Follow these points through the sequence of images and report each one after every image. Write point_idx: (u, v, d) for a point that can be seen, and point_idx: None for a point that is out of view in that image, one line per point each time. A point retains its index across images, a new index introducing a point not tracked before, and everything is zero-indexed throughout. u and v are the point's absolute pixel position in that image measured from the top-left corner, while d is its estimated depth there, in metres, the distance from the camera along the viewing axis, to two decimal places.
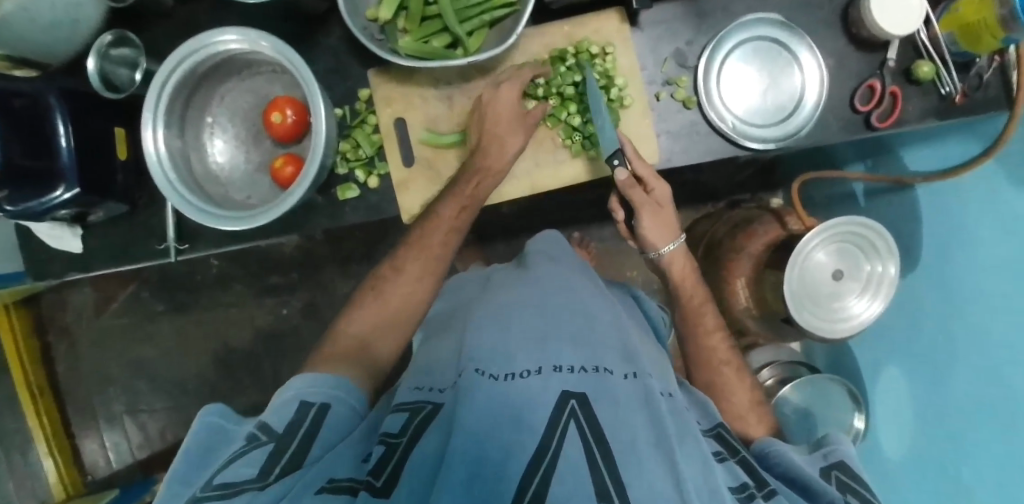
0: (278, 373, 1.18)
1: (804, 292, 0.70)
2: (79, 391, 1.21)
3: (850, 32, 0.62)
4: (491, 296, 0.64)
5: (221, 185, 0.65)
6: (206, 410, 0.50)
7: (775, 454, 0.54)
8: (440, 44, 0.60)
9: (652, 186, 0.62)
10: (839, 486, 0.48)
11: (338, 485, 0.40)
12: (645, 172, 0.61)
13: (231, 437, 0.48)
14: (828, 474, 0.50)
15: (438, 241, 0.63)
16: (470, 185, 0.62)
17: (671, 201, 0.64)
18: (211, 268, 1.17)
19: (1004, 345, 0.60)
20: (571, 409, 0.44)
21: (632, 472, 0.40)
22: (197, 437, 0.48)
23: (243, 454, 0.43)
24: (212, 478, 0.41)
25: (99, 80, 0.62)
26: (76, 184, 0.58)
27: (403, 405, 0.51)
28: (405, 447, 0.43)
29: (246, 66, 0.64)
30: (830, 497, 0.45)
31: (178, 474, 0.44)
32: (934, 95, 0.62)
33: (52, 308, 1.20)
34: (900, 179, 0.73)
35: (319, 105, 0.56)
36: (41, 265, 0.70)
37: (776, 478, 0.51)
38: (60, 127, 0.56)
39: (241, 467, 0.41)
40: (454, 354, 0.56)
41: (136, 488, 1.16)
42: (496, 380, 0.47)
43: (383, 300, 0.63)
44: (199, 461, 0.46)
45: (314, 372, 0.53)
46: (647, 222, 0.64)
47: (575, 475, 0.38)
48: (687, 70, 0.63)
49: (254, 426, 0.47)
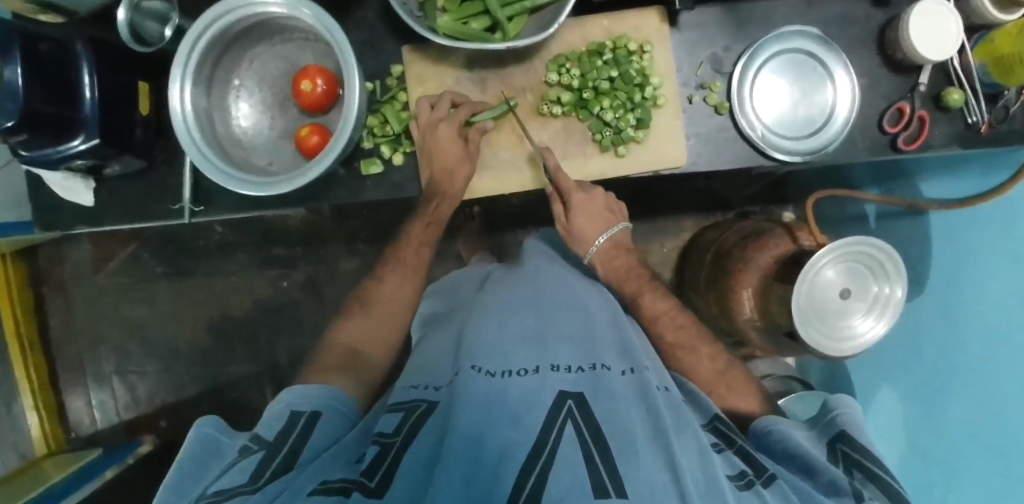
0: (272, 344, 1.17)
1: (812, 309, 0.67)
2: (70, 346, 1.20)
3: (885, 53, 0.63)
4: (490, 295, 0.64)
5: (243, 149, 0.64)
6: (201, 421, 0.52)
7: (776, 432, 0.53)
8: (479, 27, 0.59)
9: (573, 200, 0.64)
10: (845, 464, 0.50)
11: (329, 487, 0.41)
12: (564, 187, 0.63)
13: (224, 447, 0.50)
14: (833, 449, 0.52)
15: (411, 253, 0.72)
16: (432, 209, 0.65)
17: (595, 211, 0.66)
18: (214, 235, 1.16)
19: (1005, 365, 0.61)
20: (568, 408, 0.43)
21: (629, 465, 0.39)
22: (192, 447, 0.49)
23: (237, 463, 0.45)
24: (207, 489, 0.43)
25: (128, 31, 0.60)
26: (96, 135, 0.56)
27: (399, 404, 0.51)
28: (399, 446, 0.44)
29: (278, 31, 0.63)
30: (834, 474, 0.46)
31: (172, 483, 0.46)
32: (960, 123, 0.62)
33: (50, 262, 1.18)
34: (914, 204, 0.73)
35: (353, 79, 0.55)
36: (49, 214, 0.69)
37: (780, 457, 0.51)
38: (85, 76, 0.55)
39: (232, 476, 0.43)
40: (452, 352, 0.57)
41: (121, 448, 1.15)
42: (492, 378, 0.47)
43: (362, 319, 0.68)
44: (194, 468, 0.47)
45: (308, 385, 0.57)
46: (571, 230, 0.67)
47: (574, 469, 0.37)
48: (721, 76, 0.64)
49: (247, 438, 0.49)
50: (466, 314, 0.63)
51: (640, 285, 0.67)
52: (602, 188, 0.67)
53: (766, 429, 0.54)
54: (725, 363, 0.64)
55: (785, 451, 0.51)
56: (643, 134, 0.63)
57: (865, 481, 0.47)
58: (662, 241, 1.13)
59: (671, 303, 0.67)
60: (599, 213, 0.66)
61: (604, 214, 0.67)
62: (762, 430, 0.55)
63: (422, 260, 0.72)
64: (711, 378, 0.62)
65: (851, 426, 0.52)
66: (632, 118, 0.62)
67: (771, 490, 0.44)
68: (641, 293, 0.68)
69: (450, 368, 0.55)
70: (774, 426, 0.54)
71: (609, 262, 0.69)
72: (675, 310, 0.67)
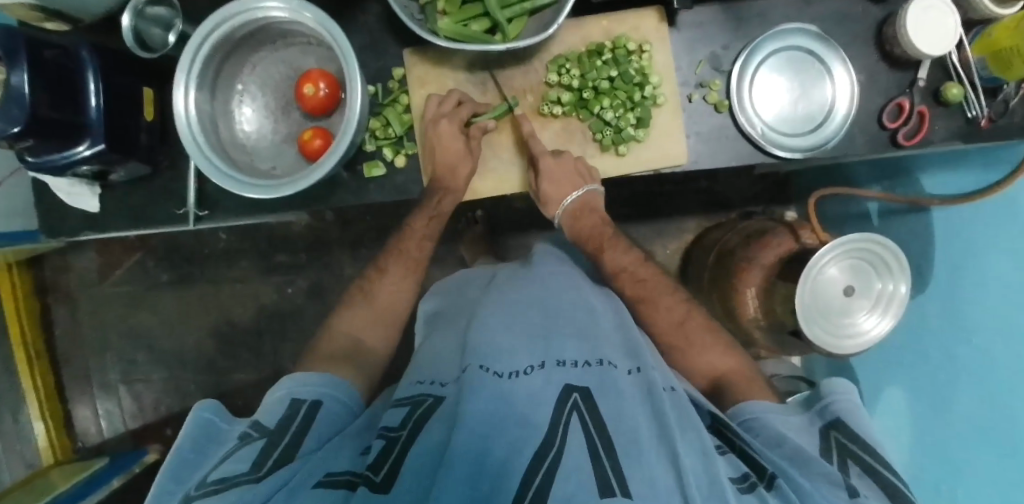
0: (276, 351, 1.18)
1: (815, 306, 0.67)
2: (76, 355, 1.20)
3: (884, 49, 0.63)
4: (494, 294, 0.64)
5: (247, 153, 0.65)
6: (201, 406, 0.52)
7: (758, 420, 0.53)
8: (479, 29, 0.60)
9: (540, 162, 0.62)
10: (839, 451, 0.50)
11: (334, 480, 0.41)
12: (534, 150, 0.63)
13: (222, 434, 0.50)
14: (827, 434, 0.52)
15: (418, 251, 0.71)
16: (433, 203, 0.65)
17: (567, 169, 0.63)
18: (218, 242, 1.17)
19: (1003, 351, 0.60)
20: (574, 401, 0.44)
21: (633, 464, 0.39)
22: (190, 432, 0.50)
23: (238, 450, 0.45)
24: (207, 476, 0.43)
25: (133, 38, 0.61)
26: (101, 141, 0.57)
27: (404, 399, 0.51)
28: (405, 440, 0.44)
29: (281, 36, 0.64)
30: (825, 468, 0.46)
31: (171, 466, 0.45)
32: (960, 118, 0.62)
33: (55, 271, 1.19)
34: (917, 201, 0.72)
35: (354, 82, 0.56)
36: (56, 221, 0.69)
37: (766, 445, 0.51)
38: (91, 84, 0.56)
39: (232, 463, 0.43)
40: (458, 350, 0.57)
41: (127, 456, 1.15)
42: (498, 375, 0.47)
43: (367, 322, 0.69)
44: (194, 454, 0.47)
45: (308, 373, 0.57)
46: (541, 196, 0.65)
47: (578, 470, 0.37)
48: (720, 74, 0.64)
49: (247, 425, 0.50)
50: (472, 314, 0.63)
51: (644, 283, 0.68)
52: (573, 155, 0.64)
53: (751, 417, 0.54)
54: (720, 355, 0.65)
55: (772, 438, 0.51)
56: (644, 133, 0.63)
57: (862, 476, 0.47)
58: (665, 243, 1.13)
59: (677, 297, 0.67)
60: (569, 177, 0.63)
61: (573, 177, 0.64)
62: (746, 417, 0.54)
63: (425, 253, 0.72)
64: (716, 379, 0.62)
65: (848, 415, 0.52)
66: (632, 118, 0.63)
67: (775, 493, 0.43)
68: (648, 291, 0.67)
69: (457, 365, 0.55)
70: (758, 415, 0.54)
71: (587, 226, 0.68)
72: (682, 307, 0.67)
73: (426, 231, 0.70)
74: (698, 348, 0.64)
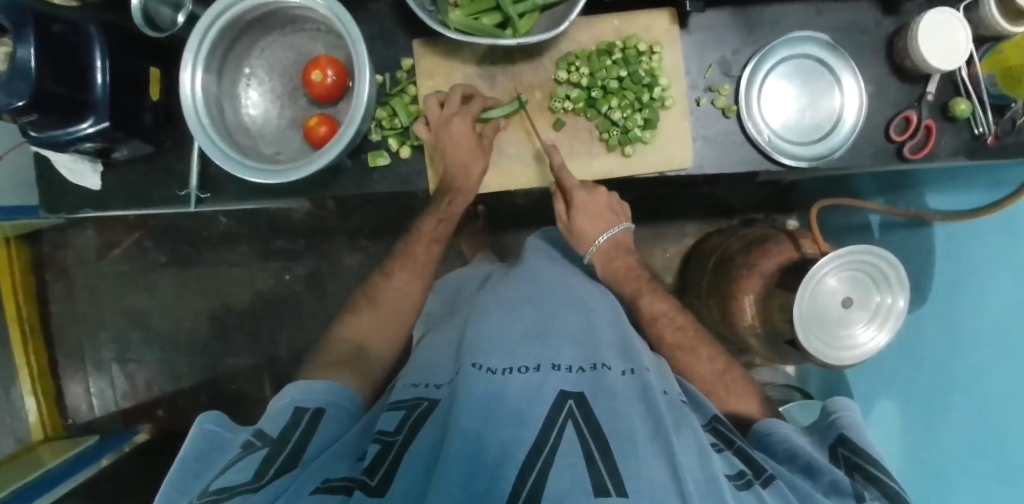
0: (272, 337, 1.17)
1: (814, 316, 0.66)
2: (71, 332, 1.20)
3: (894, 61, 0.63)
4: (490, 294, 0.64)
5: (251, 137, 0.65)
6: (202, 418, 0.51)
7: (776, 434, 0.53)
8: (491, 22, 0.60)
9: (575, 195, 0.65)
10: (846, 467, 0.50)
11: (332, 486, 0.41)
12: (566, 185, 0.64)
13: (228, 445, 0.50)
14: (834, 454, 0.51)
15: (421, 250, 0.72)
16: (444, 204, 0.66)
17: (595, 191, 0.66)
18: (218, 225, 1.16)
19: (1004, 359, 0.60)
20: (569, 408, 0.43)
21: (629, 464, 0.38)
22: (195, 442, 0.50)
23: (241, 459, 0.45)
24: (209, 485, 0.42)
25: (141, 16, 0.59)
26: (106, 119, 0.57)
27: (399, 402, 0.51)
28: (399, 446, 0.43)
29: (290, 21, 0.64)
30: (833, 473, 0.46)
31: (175, 480, 0.45)
32: (966, 133, 0.62)
33: (53, 247, 1.19)
34: (919, 215, 0.72)
35: (363, 70, 0.55)
36: (57, 196, 0.69)
37: (779, 460, 0.51)
38: (97, 60, 0.55)
39: (234, 472, 0.43)
40: (453, 352, 0.57)
41: (117, 436, 1.15)
42: (493, 375, 0.47)
43: (377, 308, 0.69)
44: (198, 465, 0.47)
45: (310, 380, 0.57)
46: (577, 224, 0.68)
47: (573, 471, 0.37)
48: (729, 79, 0.64)
49: (251, 433, 0.49)
50: (468, 313, 0.63)
51: (641, 290, 0.68)
52: (604, 188, 0.68)
53: (767, 432, 0.54)
54: (718, 362, 0.64)
55: (787, 453, 0.50)
56: (651, 134, 0.63)
57: (866, 485, 0.47)
58: (665, 246, 1.13)
59: (670, 303, 0.69)
60: (599, 205, 0.67)
61: (606, 214, 0.69)
62: (765, 433, 0.54)
63: (432, 256, 0.72)
64: (710, 380, 0.63)
65: (851, 430, 0.52)
66: (640, 118, 0.63)
67: (770, 491, 0.43)
68: (648, 298, 0.68)
69: (452, 365, 0.55)
70: (775, 430, 0.54)
71: (615, 261, 0.70)
72: (675, 310, 0.68)
73: (434, 233, 0.71)
74: (720, 380, 0.62)
